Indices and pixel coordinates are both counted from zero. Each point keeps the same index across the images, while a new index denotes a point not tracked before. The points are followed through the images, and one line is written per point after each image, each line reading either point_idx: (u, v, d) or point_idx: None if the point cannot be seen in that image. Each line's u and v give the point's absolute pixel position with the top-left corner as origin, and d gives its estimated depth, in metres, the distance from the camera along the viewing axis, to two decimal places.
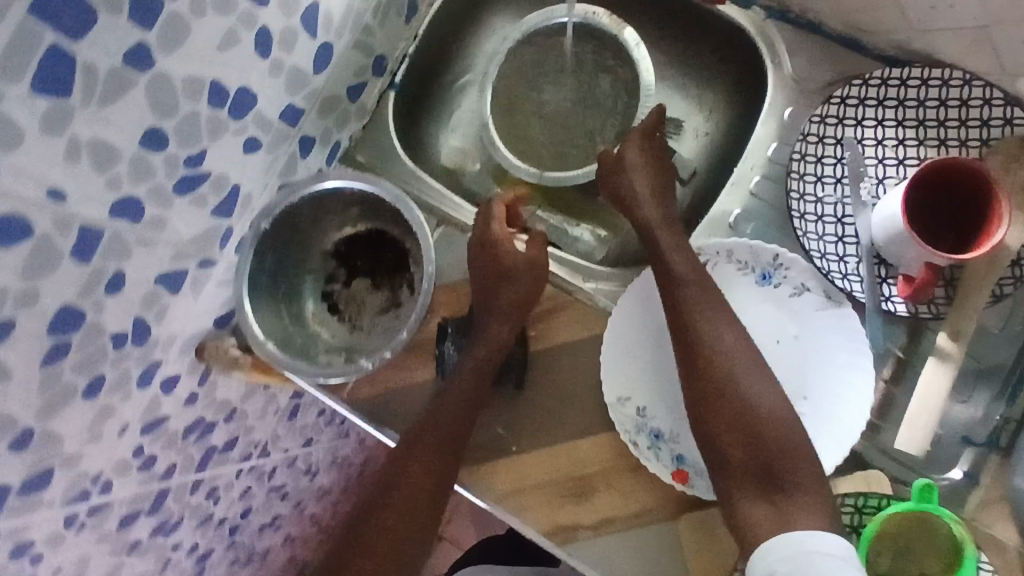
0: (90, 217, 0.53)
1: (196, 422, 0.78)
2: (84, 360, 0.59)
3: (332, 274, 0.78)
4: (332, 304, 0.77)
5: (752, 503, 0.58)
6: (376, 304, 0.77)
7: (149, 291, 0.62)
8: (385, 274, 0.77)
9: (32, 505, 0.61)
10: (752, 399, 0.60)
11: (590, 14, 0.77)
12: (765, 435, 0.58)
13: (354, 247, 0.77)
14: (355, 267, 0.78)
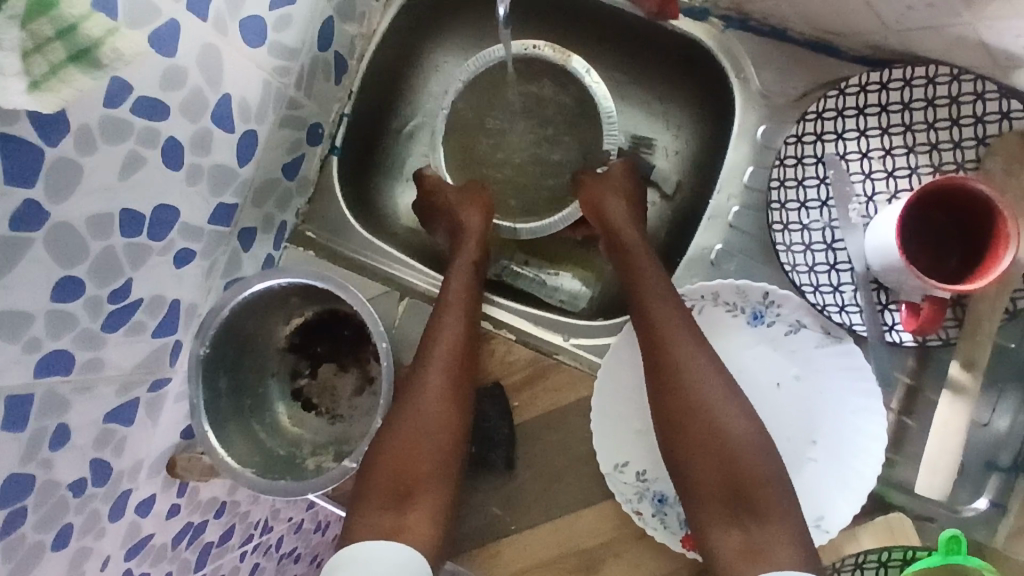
0: (15, 385, 0.48)
1: (184, 528, 0.74)
2: (46, 517, 0.55)
3: (296, 370, 0.77)
4: (305, 400, 0.77)
5: (726, 530, 0.54)
6: (348, 387, 0.77)
7: (101, 430, 0.58)
8: (348, 354, 0.78)
9: None
10: (723, 419, 0.56)
11: (530, 47, 0.71)
12: (737, 458, 0.55)
13: (308, 337, 0.77)
14: (316, 356, 0.78)
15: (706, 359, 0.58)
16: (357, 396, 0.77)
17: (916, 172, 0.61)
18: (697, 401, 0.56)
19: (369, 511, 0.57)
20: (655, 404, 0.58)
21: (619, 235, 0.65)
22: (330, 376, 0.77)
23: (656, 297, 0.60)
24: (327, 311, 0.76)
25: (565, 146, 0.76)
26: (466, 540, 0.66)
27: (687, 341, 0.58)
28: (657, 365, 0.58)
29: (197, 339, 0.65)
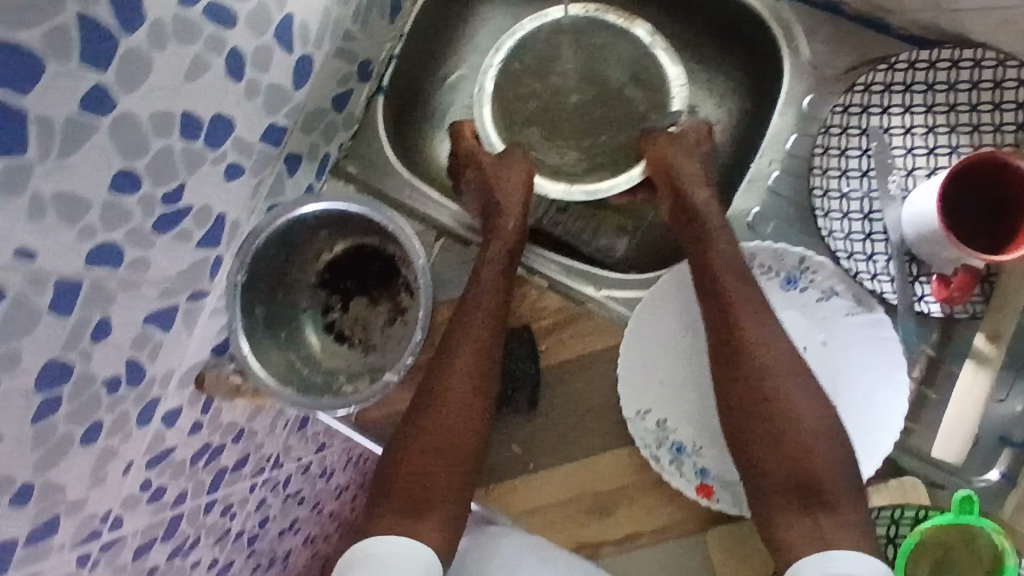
0: (66, 270, 0.49)
1: (203, 448, 0.76)
2: (78, 410, 0.56)
3: (327, 305, 0.74)
4: (339, 334, 0.74)
5: (790, 517, 0.54)
6: (381, 319, 0.74)
7: (139, 332, 0.59)
8: (379, 285, 0.74)
9: (40, 554, 0.60)
10: (795, 404, 0.55)
11: (593, 11, 0.74)
12: (806, 446, 0.54)
13: (339, 271, 0.74)
14: (347, 289, 0.75)
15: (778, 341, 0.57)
16: (392, 328, 0.73)
17: (957, 151, 0.62)
18: (768, 385, 0.56)
19: (386, 516, 0.57)
20: (726, 382, 0.58)
21: (691, 196, 0.63)
22: (363, 310, 0.74)
23: (728, 275, 0.59)
24: (356, 242, 0.73)
25: (616, 112, 0.76)
26: (487, 475, 0.67)
27: (758, 323, 0.57)
28: (726, 345, 0.58)
29: (238, 262, 0.65)
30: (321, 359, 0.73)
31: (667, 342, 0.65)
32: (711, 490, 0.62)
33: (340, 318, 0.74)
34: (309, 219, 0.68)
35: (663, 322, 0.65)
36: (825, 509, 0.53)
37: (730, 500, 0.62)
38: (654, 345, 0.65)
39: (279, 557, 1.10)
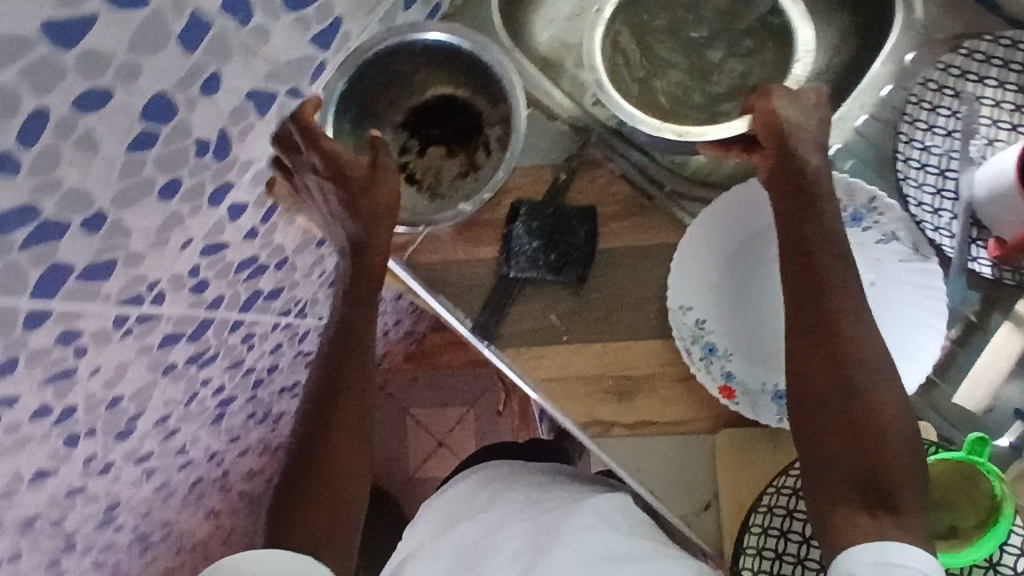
0: (203, 5, 0.51)
1: (250, 259, 0.78)
2: (168, 159, 0.58)
3: (406, 145, 0.75)
4: (409, 176, 0.75)
5: (848, 514, 0.53)
6: (454, 170, 0.74)
7: (239, 105, 0.61)
8: (460, 139, 0.75)
9: (90, 292, 0.62)
10: (880, 409, 0.54)
11: None
12: (883, 451, 0.53)
13: (426, 116, 0.76)
14: (428, 136, 0.76)
15: (871, 347, 0.56)
16: (458, 183, 0.74)
17: None
18: (855, 384, 0.55)
19: (301, 522, 0.60)
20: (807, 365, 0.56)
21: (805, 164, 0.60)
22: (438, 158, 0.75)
23: (832, 272, 0.58)
24: (449, 91, 0.75)
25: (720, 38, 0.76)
26: (519, 338, 0.70)
27: (855, 323, 0.56)
28: (816, 339, 0.56)
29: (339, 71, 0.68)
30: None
31: (712, 268, 0.67)
32: (733, 393, 0.65)
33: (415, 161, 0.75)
34: (416, 46, 0.71)
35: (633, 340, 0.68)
36: (891, 512, 0.52)
37: (748, 406, 0.65)
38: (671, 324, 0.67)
39: (272, 415, 1.13)
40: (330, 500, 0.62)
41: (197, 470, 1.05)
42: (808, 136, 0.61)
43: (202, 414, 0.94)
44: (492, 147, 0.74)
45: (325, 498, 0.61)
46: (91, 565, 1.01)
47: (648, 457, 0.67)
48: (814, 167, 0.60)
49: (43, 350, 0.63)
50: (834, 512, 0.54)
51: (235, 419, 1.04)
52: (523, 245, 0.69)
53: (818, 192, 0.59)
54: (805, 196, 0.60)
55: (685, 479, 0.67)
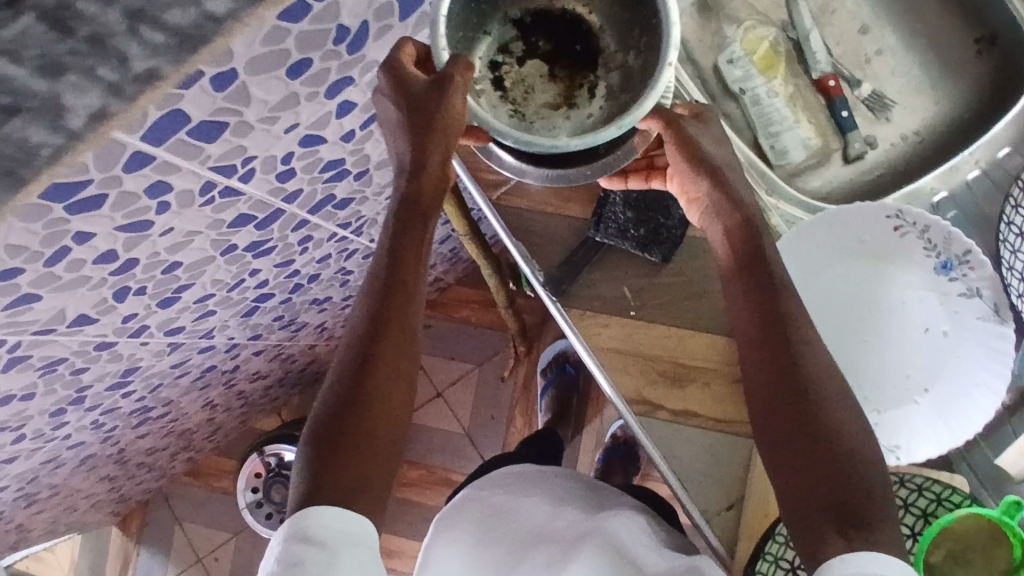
0: None
1: (337, 161, 0.78)
2: (310, 38, 0.58)
3: (509, 45, 0.66)
4: (498, 79, 0.66)
5: (827, 537, 0.52)
6: (547, 99, 0.66)
7: (387, 3, 0.61)
8: (567, 66, 0.67)
9: (193, 149, 0.61)
10: (834, 428, 0.54)
11: None
12: (843, 469, 0.53)
13: (542, 24, 0.67)
14: (533, 47, 0.67)
15: (824, 374, 0.56)
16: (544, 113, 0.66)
17: None
18: (811, 404, 0.55)
19: (339, 458, 0.58)
20: (768, 394, 0.57)
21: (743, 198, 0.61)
22: (534, 76, 0.66)
23: (788, 307, 0.58)
24: (581, 11, 0.67)
25: (862, 59, 0.80)
26: (588, 303, 0.71)
27: (810, 347, 0.57)
28: (787, 374, 0.56)
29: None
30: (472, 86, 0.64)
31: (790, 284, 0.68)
32: None
33: (511, 66, 0.66)
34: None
35: (685, 335, 0.69)
36: (864, 534, 0.52)
37: None
38: (704, 317, 0.69)
39: (297, 324, 1.13)
40: (371, 439, 0.59)
41: (213, 357, 1.05)
42: (716, 153, 0.61)
43: (239, 302, 0.94)
44: (598, 92, 0.65)
45: (360, 443, 0.59)
46: (89, 423, 1.00)
47: (684, 446, 0.68)
48: (743, 198, 0.61)
49: (132, 195, 0.62)
50: (812, 533, 0.53)
51: (263, 319, 1.04)
52: (616, 213, 0.70)
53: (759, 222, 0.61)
54: (748, 233, 0.60)
55: (715, 477, 0.67)
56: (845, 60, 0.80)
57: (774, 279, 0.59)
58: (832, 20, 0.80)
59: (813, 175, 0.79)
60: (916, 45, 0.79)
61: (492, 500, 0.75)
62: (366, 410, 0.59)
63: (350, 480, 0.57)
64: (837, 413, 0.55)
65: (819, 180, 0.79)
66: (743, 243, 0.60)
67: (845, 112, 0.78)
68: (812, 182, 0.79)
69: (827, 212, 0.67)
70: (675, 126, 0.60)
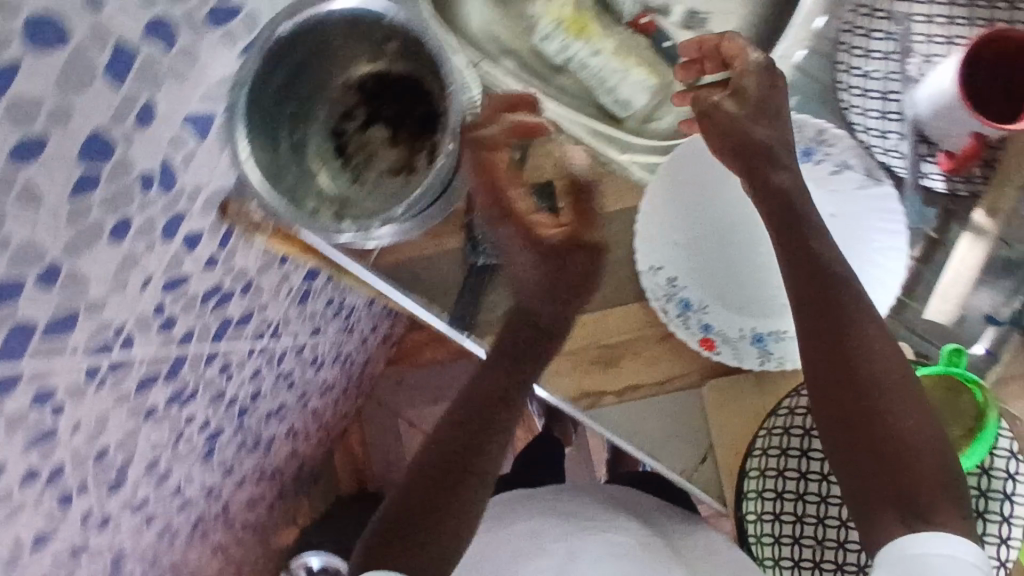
0: (124, 34, 0.49)
1: (214, 288, 0.76)
2: (113, 199, 0.57)
3: (350, 111, 0.65)
4: (341, 146, 0.65)
5: (889, 524, 0.51)
6: (388, 163, 0.64)
7: (177, 131, 0.59)
8: (409, 129, 0.64)
9: (56, 348, 0.60)
10: (890, 413, 0.53)
11: None
12: (900, 452, 0.52)
13: (385, 86, 0.64)
14: (377, 110, 0.65)
15: (889, 352, 0.55)
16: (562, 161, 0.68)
17: (953, 41, 0.65)
18: (868, 387, 0.54)
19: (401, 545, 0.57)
20: (824, 386, 0.55)
21: (771, 179, 0.61)
22: (377, 140, 0.65)
23: (845, 283, 0.56)
24: (420, 73, 0.62)
25: None
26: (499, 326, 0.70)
27: (859, 321, 0.55)
28: (840, 362, 0.54)
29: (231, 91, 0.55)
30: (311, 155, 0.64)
31: (673, 226, 0.68)
32: (713, 344, 0.66)
33: (354, 132, 0.65)
34: (364, 23, 0.58)
35: (601, 315, 0.68)
36: (920, 517, 0.50)
37: (730, 355, 0.65)
38: (607, 291, 0.68)
39: (263, 441, 1.12)
40: (439, 530, 0.58)
41: (195, 509, 1.03)
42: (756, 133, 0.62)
43: (190, 452, 0.92)
44: (435, 155, 0.62)
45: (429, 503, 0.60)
46: None
47: (640, 419, 0.67)
48: (778, 181, 0.61)
49: (21, 417, 0.59)
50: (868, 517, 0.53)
51: (225, 453, 1.02)
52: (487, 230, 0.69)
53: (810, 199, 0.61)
54: (784, 212, 0.60)
55: (683, 437, 0.67)
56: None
57: (822, 267, 0.57)
58: None
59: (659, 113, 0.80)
60: None
61: (484, 531, 0.73)
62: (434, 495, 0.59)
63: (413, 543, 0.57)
64: (901, 401, 0.53)
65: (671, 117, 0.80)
66: (778, 220, 0.60)
67: (667, 44, 0.78)
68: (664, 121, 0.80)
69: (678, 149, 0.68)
70: (707, 121, 0.64)
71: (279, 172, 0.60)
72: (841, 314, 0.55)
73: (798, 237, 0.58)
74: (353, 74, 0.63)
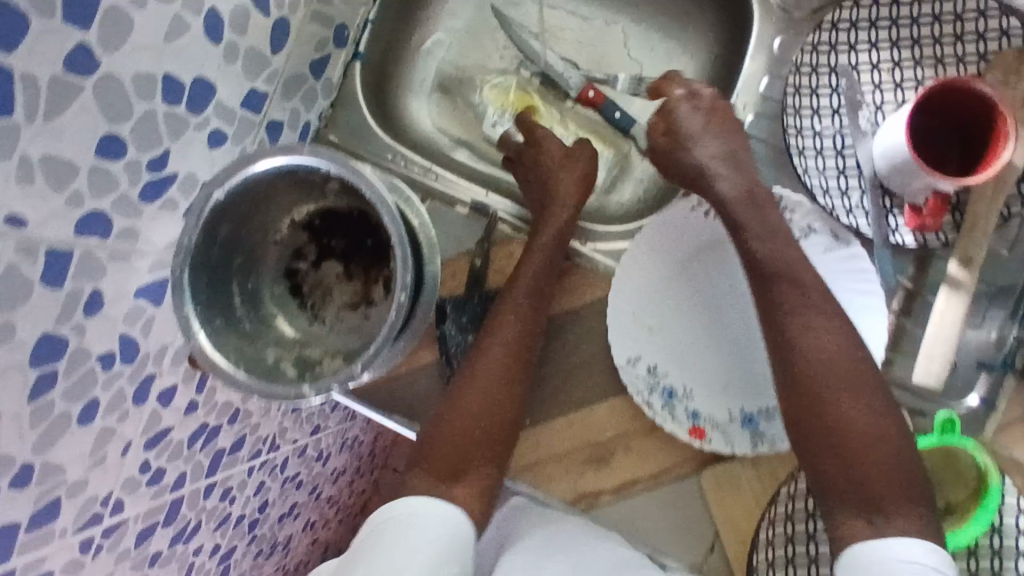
0: (57, 239, 0.49)
1: (201, 428, 0.76)
2: (76, 387, 0.56)
3: (301, 251, 0.66)
4: (296, 286, 0.66)
5: (850, 519, 0.50)
6: (345, 297, 0.66)
7: (131, 306, 0.59)
8: (360, 263, 0.65)
9: (43, 538, 0.59)
10: (851, 415, 0.52)
11: None
12: (864, 456, 0.51)
13: (333, 223, 0.65)
14: (328, 247, 0.66)
15: (839, 346, 0.54)
16: (562, 168, 0.69)
17: (901, 86, 0.63)
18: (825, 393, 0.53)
19: (422, 475, 0.57)
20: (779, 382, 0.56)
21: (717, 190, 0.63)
22: (332, 277, 0.66)
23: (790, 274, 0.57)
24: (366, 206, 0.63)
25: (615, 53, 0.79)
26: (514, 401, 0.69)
27: (799, 322, 0.56)
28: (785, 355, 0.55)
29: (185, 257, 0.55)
30: (268, 300, 0.64)
31: (644, 309, 0.67)
32: (704, 432, 0.63)
33: (307, 271, 0.66)
34: (299, 173, 0.58)
35: (586, 414, 0.67)
36: (883, 513, 0.49)
37: (722, 440, 0.63)
38: (587, 385, 0.68)
39: (280, 543, 1.11)
40: (454, 457, 0.58)
41: None
42: (706, 147, 0.64)
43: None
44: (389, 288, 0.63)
45: (471, 430, 0.59)
46: None
47: (640, 517, 0.65)
48: (725, 189, 0.62)
49: None
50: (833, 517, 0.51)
51: (243, 567, 1.01)
52: (458, 341, 0.68)
53: (761, 201, 0.61)
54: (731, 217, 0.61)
55: (689, 532, 0.64)
56: (588, 69, 0.78)
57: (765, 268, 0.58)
58: (568, 41, 0.79)
59: (624, 183, 0.78)
60: (647, 22, 0.79)
61: None
62: (457, 425, 0.59)
63: (447, 467, 0.57)
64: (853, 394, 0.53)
65: (634, 184, 0.78)
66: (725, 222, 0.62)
67: (617, 113, 0.75)
68: (627, 190, 0.78)
69: (646, 231, 0.67)
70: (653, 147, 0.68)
71: (236, 324, 0.60)
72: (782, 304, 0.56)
73: (774, 238, 0.59)
74: (300, 215, 0.64)
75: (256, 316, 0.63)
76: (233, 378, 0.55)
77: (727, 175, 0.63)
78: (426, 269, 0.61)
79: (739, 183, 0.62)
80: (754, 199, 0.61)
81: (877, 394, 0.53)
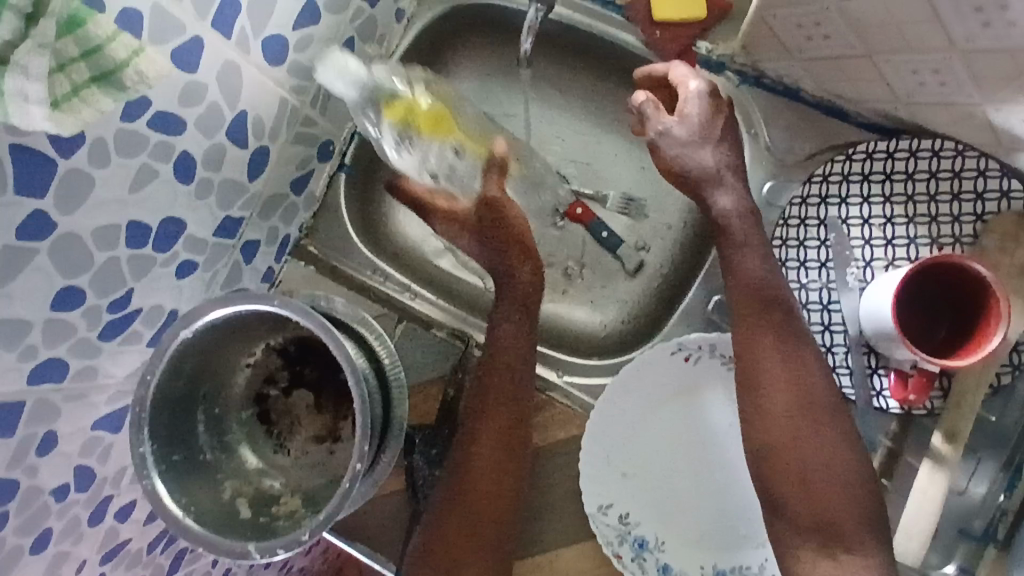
0: (7, 393, 0.47)
1: (163, 533, 0.73)
2: (25, 524, 0.54)
3: (273, 377, 0.64)
4: (263, 413, 0.65)
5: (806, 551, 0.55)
6: (312, 429, 0.65)
7: (89, 437, 0.57)
8: (333, 395, 0.65)
9: None
10: (810, 452, 0.55)
11: (594, 95, 0.78)
12: (826, 501, 0.54)
13: (307, 352, 0.64)
14: (299, 374, 0.65)
15: (820, 387, 0.56)
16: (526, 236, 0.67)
17: (892, 243, 0.61)
18: (790, 419, 0.56)
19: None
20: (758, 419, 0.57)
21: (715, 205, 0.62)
22: (302, 406, 0.65)
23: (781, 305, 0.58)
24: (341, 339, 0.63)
25: (607, 168, 0.78)
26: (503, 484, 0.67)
27: (784, 357, 0.57)
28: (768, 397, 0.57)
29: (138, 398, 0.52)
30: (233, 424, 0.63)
31: (619, 453, 0.65)
32: None
33: (276, 398, 0.65)
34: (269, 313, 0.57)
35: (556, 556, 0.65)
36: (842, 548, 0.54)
37: None
38: (557, 527, 0.66)
39: None
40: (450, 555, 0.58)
41: None
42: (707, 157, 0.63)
43: None
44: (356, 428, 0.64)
45: (467, 525, 0.59)
46: None
47: None
48: (722, 205, 0.62)
49: None
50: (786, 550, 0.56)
51: None
52: (425, 475, 0.66)
53: (757, 221, 0.61)
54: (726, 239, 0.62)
55: None
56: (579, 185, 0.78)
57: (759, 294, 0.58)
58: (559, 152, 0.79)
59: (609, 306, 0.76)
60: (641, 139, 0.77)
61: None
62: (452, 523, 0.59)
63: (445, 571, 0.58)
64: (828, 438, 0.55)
65: (618, 305, 0.76)
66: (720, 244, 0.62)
67: (604, 233, 0.75)
68: (610, 311, 0.76)
69: (618, 376, 0.64)
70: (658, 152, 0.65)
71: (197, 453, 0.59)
72: (767, 339, 0.57)
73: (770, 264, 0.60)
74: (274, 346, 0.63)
75: (218, 446, 0.61)
76: (182, 525, 0.53)
77: (727, 188, 0.62)
78: (392, 413, 0.59)
79: (742, 200, 0.62)
80: (754, 219, 0.61)
81: (850, 438, 0.56)
